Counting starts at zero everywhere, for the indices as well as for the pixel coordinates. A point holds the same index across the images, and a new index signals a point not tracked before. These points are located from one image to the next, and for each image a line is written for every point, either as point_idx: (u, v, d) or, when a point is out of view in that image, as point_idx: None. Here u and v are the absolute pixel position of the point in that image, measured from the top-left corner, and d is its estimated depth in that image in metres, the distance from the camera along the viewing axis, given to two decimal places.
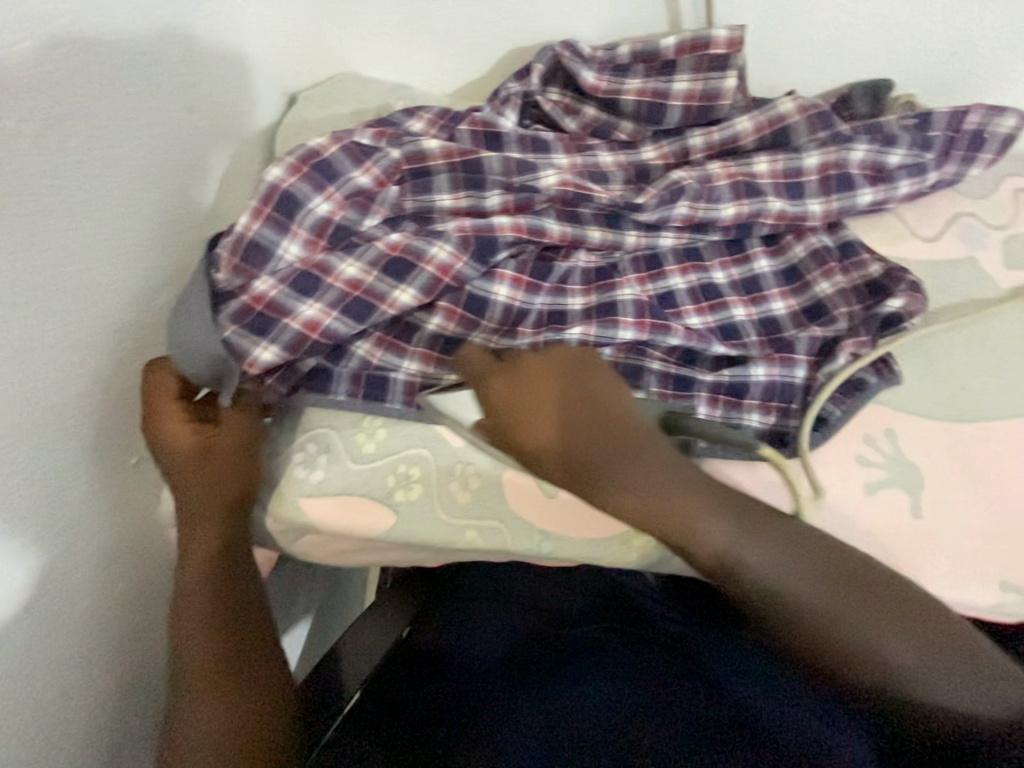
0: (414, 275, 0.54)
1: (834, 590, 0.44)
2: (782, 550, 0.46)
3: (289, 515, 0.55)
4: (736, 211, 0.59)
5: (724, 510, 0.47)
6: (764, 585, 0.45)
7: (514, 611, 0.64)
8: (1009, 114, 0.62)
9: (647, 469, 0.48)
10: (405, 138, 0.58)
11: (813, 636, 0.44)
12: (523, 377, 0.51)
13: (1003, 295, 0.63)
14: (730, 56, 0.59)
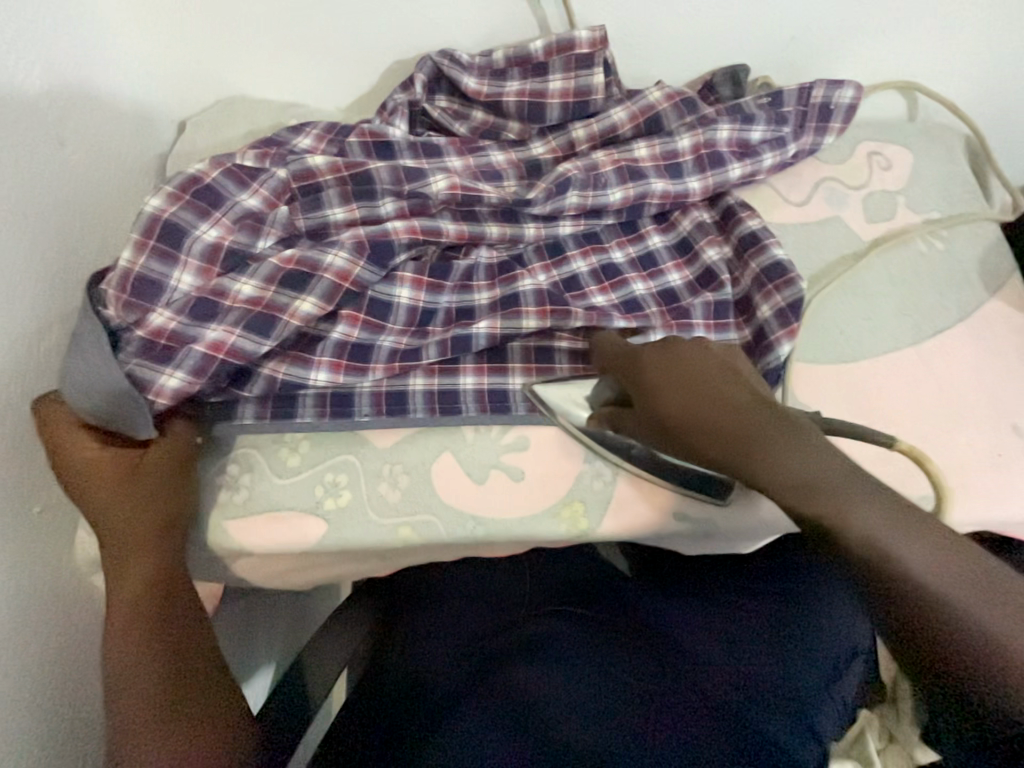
0: (313, 285, 0.55)
1: (984, 595, 0.38)
2: (926, 540, 0.40)
3: (217, 541, 0.54)
4: (623, 195, 0.63)
5: (878, 503, 0.42)
6: (903, 573, 0.39)
7: (468, 609, 0.70)
8: (847, 86, 0.70)
9: (801, 450, 0.44)
10: (291, 157, 0.59)
11: (961, 634, 0.36)
12: (679, 359, 0.51)
13: (867, 246, 0.70)
14: (594, 54, 0.64)
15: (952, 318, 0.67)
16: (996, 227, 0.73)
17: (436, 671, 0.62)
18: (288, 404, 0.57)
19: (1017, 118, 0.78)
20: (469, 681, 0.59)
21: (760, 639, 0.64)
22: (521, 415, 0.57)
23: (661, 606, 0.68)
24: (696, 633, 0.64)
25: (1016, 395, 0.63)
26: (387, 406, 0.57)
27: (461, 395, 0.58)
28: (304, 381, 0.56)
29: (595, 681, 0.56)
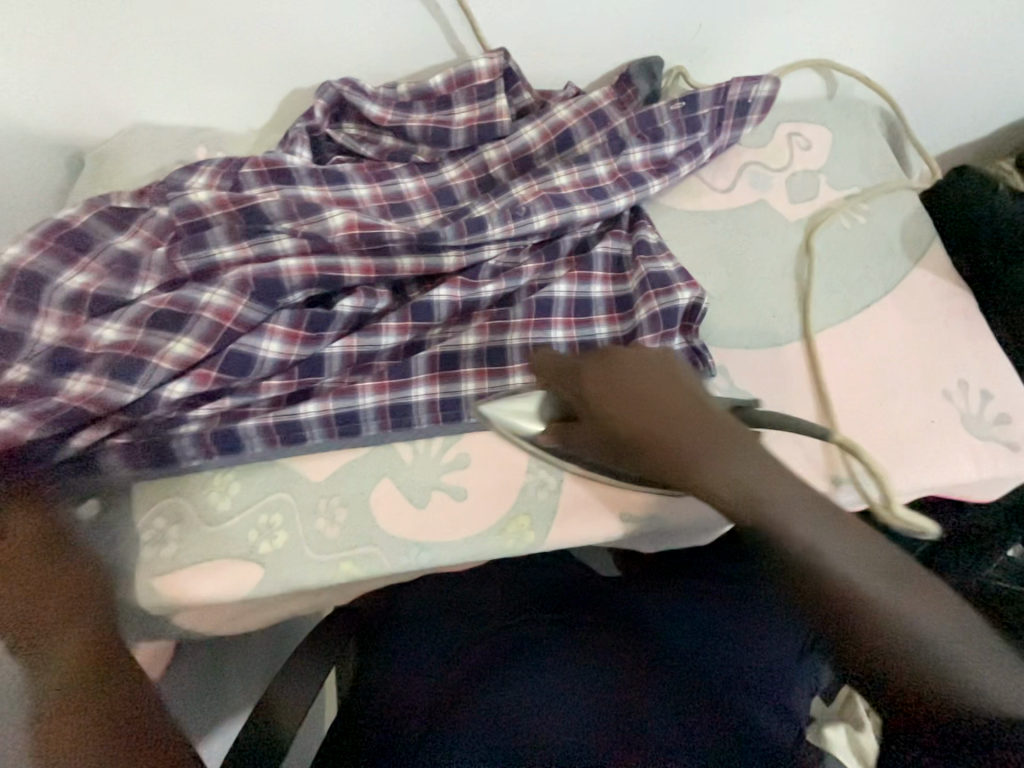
0: (190, 324, 0.52)
1: (885, 569, 0.29)
2: (823, 519, 0.32)
3: (146, 601, 0.51)
4: (548, 222, 0.61)
5: (796, 490, 0.33)
6: (794, 560, 0.31)
7: (446, 626, 0.66)
8: (764, 80, 0.69)
9: (739, 456, 0.35)
10: (173, 194, 0.56)
11: (872, 616, 0.28)
12: (614, 369, 0.42)
13: (792, 228, 0.71)
14: (494, 83, 0.63)
15: (880, 291, 0.68)
16: (914, 197, 0.75)
17: (412, 687, 0.60)
18: (160, 452, 0.53)
19: (927, 87, 0.80)
20: (447, 706, 0.56)
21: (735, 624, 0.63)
22: (424, 428, 0.56)
23: (639, 598, 0.67)
24: (680, 625, 0.63)
25: (945, 362, 0.64)
26: (279, 435, 0.54)
27: (362, 413, 0.56)
28: (172, 428, 0.53)
29: (582, 700, 0.54)
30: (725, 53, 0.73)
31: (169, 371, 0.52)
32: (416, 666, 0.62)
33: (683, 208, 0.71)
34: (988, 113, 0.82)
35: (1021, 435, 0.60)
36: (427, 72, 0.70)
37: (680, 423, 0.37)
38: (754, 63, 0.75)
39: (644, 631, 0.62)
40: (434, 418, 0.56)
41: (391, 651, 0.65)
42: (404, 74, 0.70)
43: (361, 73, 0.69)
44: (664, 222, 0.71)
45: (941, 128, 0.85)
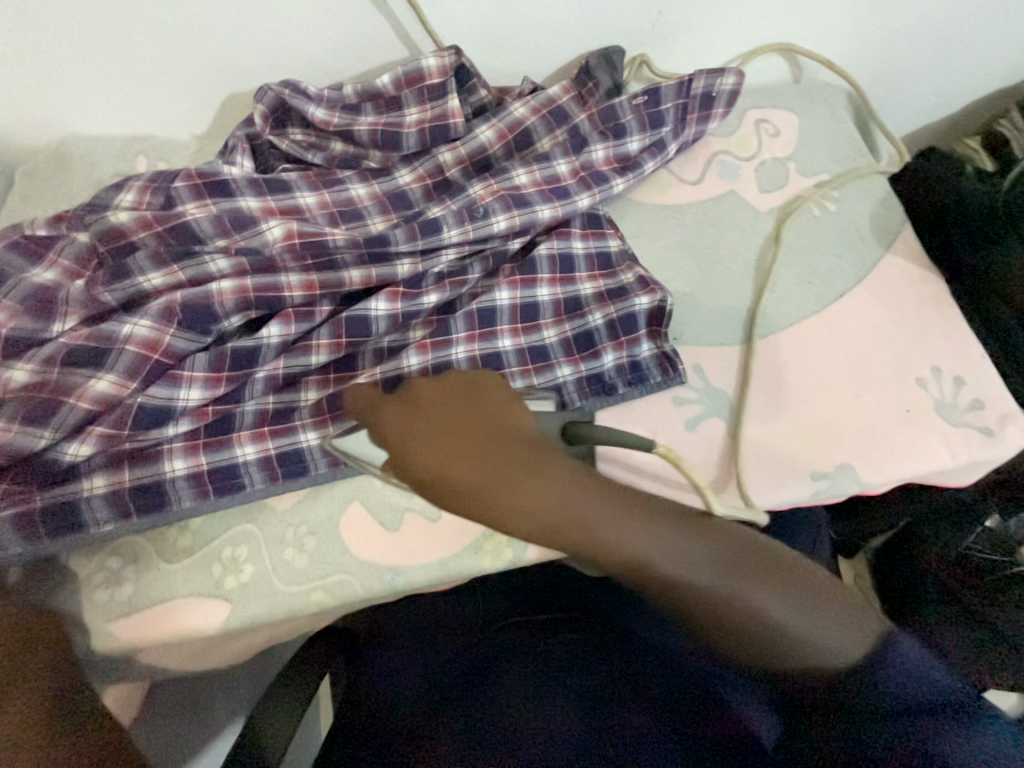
0: (112, 358, 0.48)
1: (725, 567, 0.41)
2: (660, 534, 0.42)
3: (104, 647, 0.48)
4: (509, 223, 0.59)
5: (616, 507, 0.42)
6: (654, 577, 0.41)
7: (433, 635, 0.65)
8: (728, 72, 0.67)
9: (548, 481, 0.42)
10: (93, 216, 0.52)
11: (717, 611, 0.40)
12: (417, 410, 0.46)
13: (760, 218, 0.70)
14: (445, 83, 0.61)
15: (851, 280, 0.67)
16: (882, 181, 0.74)
17: (397, 702, 0.57)
18: (67, 517, 0.48)
19: (890, 68, 0.79)
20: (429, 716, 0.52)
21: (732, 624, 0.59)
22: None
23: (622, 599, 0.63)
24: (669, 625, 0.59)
25: (918, 350, 0.64)
26: (212, 487, 0.50)
27: (306, 453, 0.52)
28: (79, 490, 0.48)
29: (558, 701, 0.48)
30: (685, 40, 0.71)
31: (88, 411, 0.47)
32: (401, 680, 0.60)
33: (650, 202, 0.70)
34: (951, 92, 0.82)
35: (994, 419, 0.60)
36: (376, 71, 0.66)
37: (486, 463, 0.42)
38: (715, 50, 0.73)
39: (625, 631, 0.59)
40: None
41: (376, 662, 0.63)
42: (351, 73, 0.66)
43: (304, 74, 0.65)
44: (632, 218, 0.69)
45: (906, 109, 0.84)
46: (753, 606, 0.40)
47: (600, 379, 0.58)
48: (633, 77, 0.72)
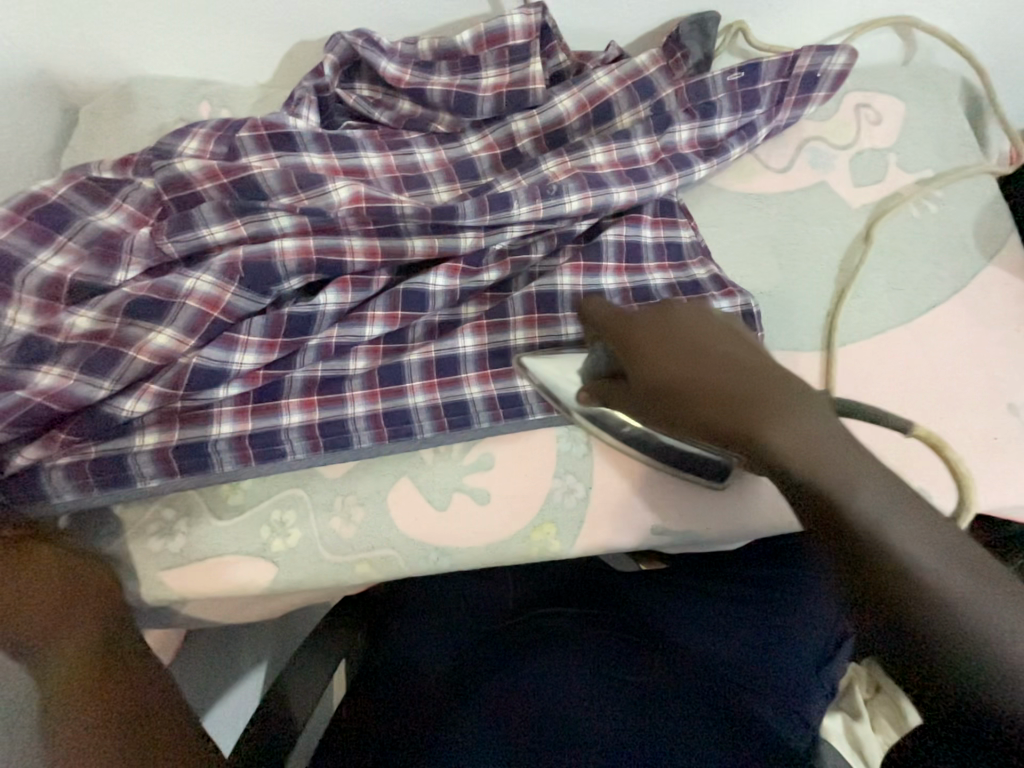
0: (173, 313, 0.47)
1: (1009, 598, 0.27)
2: (924, 519, 0.29)
3: (156, 596, 0.49)
4: (582, 204, 0.55)
5: (869, 460, 0.32)
6: (905, 562, 0.28)
7: (458, 616, 0.64)
8: (839, 51, 0.61)
9: (806, 417, 0.34)
10: (157, 162, 0.50)
11: (977, 636, 0.26)
12: (675, 327, 0.43)
13: (851, 216, 0.64)
14: (528, 45, 0.56)
15: (947, 292, 0.62)
16: (992, 183, 0.67)
17: (421, 675, 0.57)
18: (118, 471, 0.48)
19: (1018, 55, 0.70)
20: (467, 689, 0.52)
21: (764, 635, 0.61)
22: (427, 436, 0.52)
23: (669, 602, 0.64)
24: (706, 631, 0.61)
25: (1015, 374, 0.58)
26: (253, 453, 0.50)
27: (352, 425, 0.51)
28: (129, 445, 0.48)
29: (608, 694, 0.50)
30: (788, 12, 0.64)
31: (148, 365, 0.46)
32: (429, 655, 0.60)
33: (732, 190, 0.65)
34: None
35: None
36: (452, 26, 0.62)
37: (742, 377, 0.37)
38: (820, 25, 0.66)
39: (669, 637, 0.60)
40: (439, 425, 0.52)
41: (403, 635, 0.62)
42: (426, 26, 0.62)
43: (377, 23, 0.61)
44: (710, 205, 0.64)
45: None
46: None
47: None
48: (726, 48, 0.66)
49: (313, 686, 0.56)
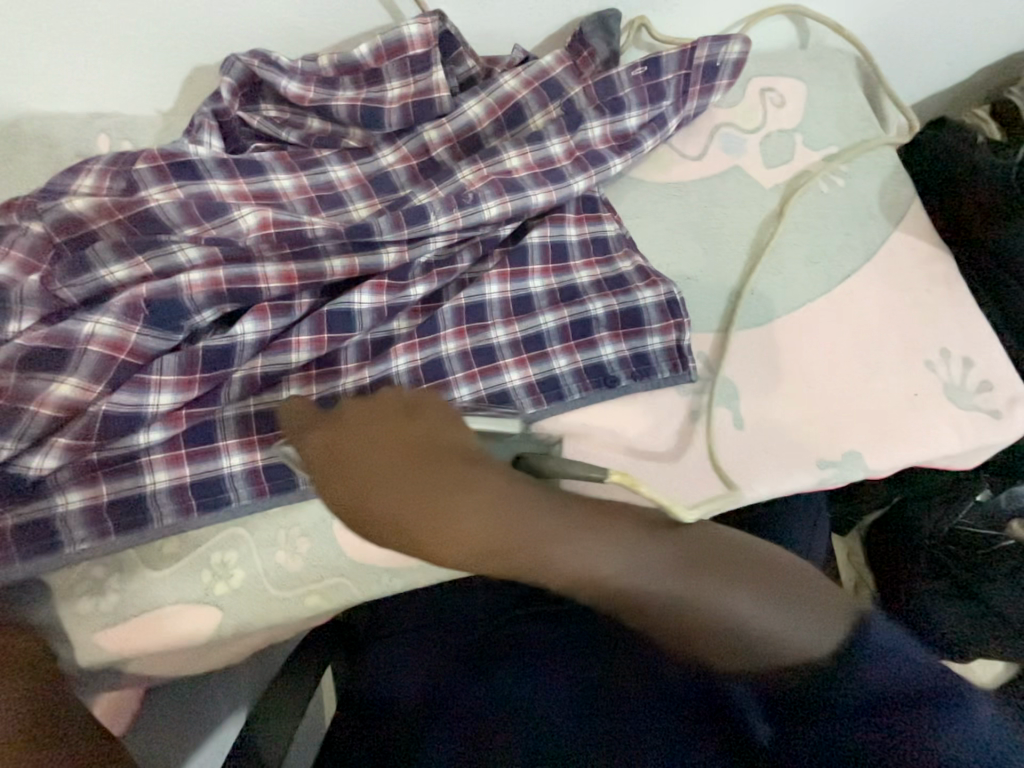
0: (74, 361, 0.45)
1: (682, 570, 0.35)
2: (607, 542, 0.36)
3: (90, 658, 0.47)
4: (501, 209, 0.55)
5: (590, 521, 0.37)
6: (612, 590, 0.34)
7: (439, 630, 0.60)
8: (734, 40, 0.63)
9: (486, 484, 0.37)
10: (44, 203, 0.47)
11: (699, 623, 0.33)
12: (354, 425, 0.42)
13: (765, 197, 0.67)
14: (430, 54, 0.56)
15: (860, 261, 0.65)
16: (892, 153, 0.71)
17: (403, 700, 0.53)
18: (40, 534, 0.45)
19: (902, 31, 0.74)
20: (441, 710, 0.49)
21: None
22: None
23: None
24: None
25: (929, 331, 0.62)
26: (195, 502, 0.48)
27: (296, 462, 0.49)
28: (50, 506, 0.46)
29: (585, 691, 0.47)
30: (684, 5, 0.66)
31: (53, 417, 0.44)
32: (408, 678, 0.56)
33: (651, 181, 0.66)
34: (965, 55, 0.78)
35: (1003, 401, 0.59)
36: (355, 40, 0.61)
37: (415, 464, 0.38)
38: (717, 15, 0.68)
39: None
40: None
41: (379, 662, 0.59)
42: (327, 41, 0.61)
43: (276, 42, 0.60)
44: (632, 198, 0.65)
45: (917, 74, 0.80)
46: (726, 612, 0.34)
47: (601, 369, 0.56)
48: (631, 43, 0.67)
49: (283, 729, 0.53)
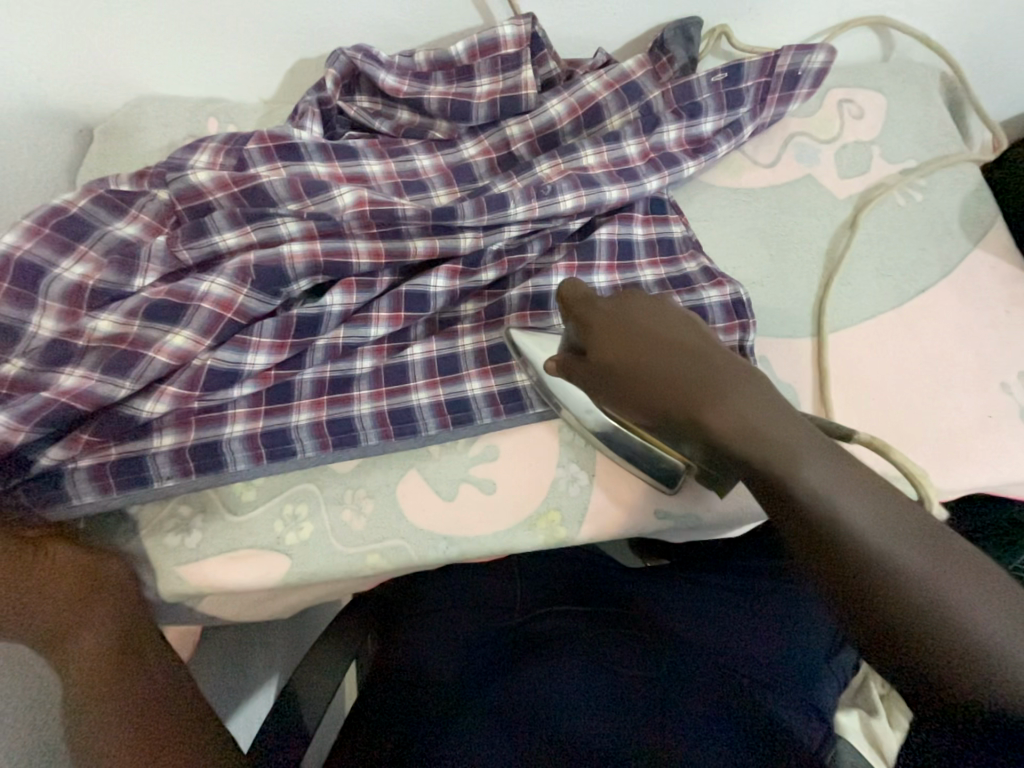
0: (189, 315, 0.49)
1: (933, 552, 0.30)
2: (853, 488, 0.33)
3: (173, 590, 0.50)
4: (576, 202, 0.57)
5: (797, 432, 0.36)
6: (838, 529, 0.31)
7: (469, 614, 0.65)
8: (819, 49, 0.63)
9: (750, 392, 0.38)
10: (171, 174, 0.53)
11: (851, 534, 0.31)
12: (636, 310, 0.45)
13: (837, 206, 0.66)
14: (520, 53, 0.59)
15: (934, 277, 0.63)
16: (975, 170, 0.69)
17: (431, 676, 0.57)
18: (142, 469, 0.50)
19: (995, 47, 0.72)
20: (480, 682, 0.55)
21: (776, 620, 0.60)
22: (431, 433, 0.53)
23: (666, 591, 0.65)
24: (712, 620, 0.60)
25: (1006, 354, 0.60)
26: (266, 451, 0.51)
27: (358, 423, 0.53)
28: (148, 445, 0.50)
29: (604, 682, 0.51)
30: (768, 15, 0.67)
31: (166, 365, 0.49)
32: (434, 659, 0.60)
33: (721, 185, 0.67)
34: None
35: None
36: (447, 39, 0.65)
37: (668, 352, 0.42)
38: (800, 25, 0.69)
39: (671, 623, 0.60)
40: (443, 422, 0.53)
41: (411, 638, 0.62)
42: (422, 39, 0.65)
43: (375, 39, 0.64)
44: (701, 201, 0.66)
45: (1005, 91, 0.78)
46: (970, 613, 0.28)
47: None
48: (711, 50, 0.69)
49: (326, 684, 0.56)
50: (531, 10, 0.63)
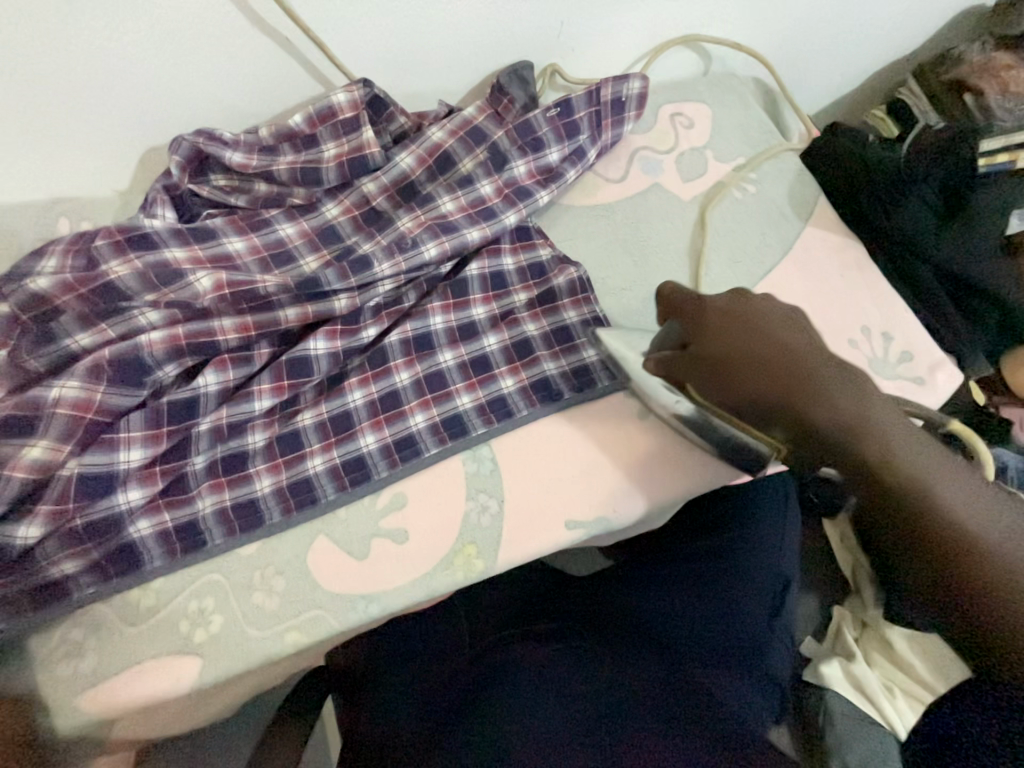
0: (44, 424, 0.47)
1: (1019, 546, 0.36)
2: (967, 490, 0.39)
3: (71, 725, 0.46)
4: (439, 249, 0.60)
5: (923, 448, 0.42)
6: (942, 516, 0.38)
7: (425, 664, 0.63)
8: (634, 77, 0.71)
9: (853, 394, 0.45)
10: (10, 287, 0.51)
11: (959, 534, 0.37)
12: (750, 306, 0.51)
13: (684, 208, 0.73)
14: (358, 117, 0.62)
15: (776, 256, 0.70)
16: (795, 158, 0.78)
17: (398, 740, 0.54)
18: (50, 591, 0.48)
19: (787, 53, 0.84)
20: (443, 720, 0.52)
21: (720, 596, 0.63)
22: (331, 498, 0.53)
23: (617, 588, 0.66)
24: (663, 606, 0.62)
25: (848, 313, 0.67)
26: (180, 545, 0.50)
27: (261, 501, 0.52)
28: (22, 571, 0.47)
29: (550, 703, 0.49)
30: (590, 49, 0.74)
31: (27, 482, 0.47)
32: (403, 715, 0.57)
33: (580, 206, 0.72)
34: (843, 70, 0.88)
35: (923, 369, 0.64)
36: (293, 110, 0.67)
37: (789, 355, 0.48)
38: (620, 55, 0.76)
39: (638, 621, 0.61)
40: (341, 485, 0.54)
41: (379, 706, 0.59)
42: (269, 113, 0.66)
43: (220, 119, 0.65)
44: (564, 223, 0.71)
45: (807, 87, 0.90)
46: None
47: (545, 384, 0.59)
48: (548, 86, 0.74)
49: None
50: (368, 76, 0.66)
